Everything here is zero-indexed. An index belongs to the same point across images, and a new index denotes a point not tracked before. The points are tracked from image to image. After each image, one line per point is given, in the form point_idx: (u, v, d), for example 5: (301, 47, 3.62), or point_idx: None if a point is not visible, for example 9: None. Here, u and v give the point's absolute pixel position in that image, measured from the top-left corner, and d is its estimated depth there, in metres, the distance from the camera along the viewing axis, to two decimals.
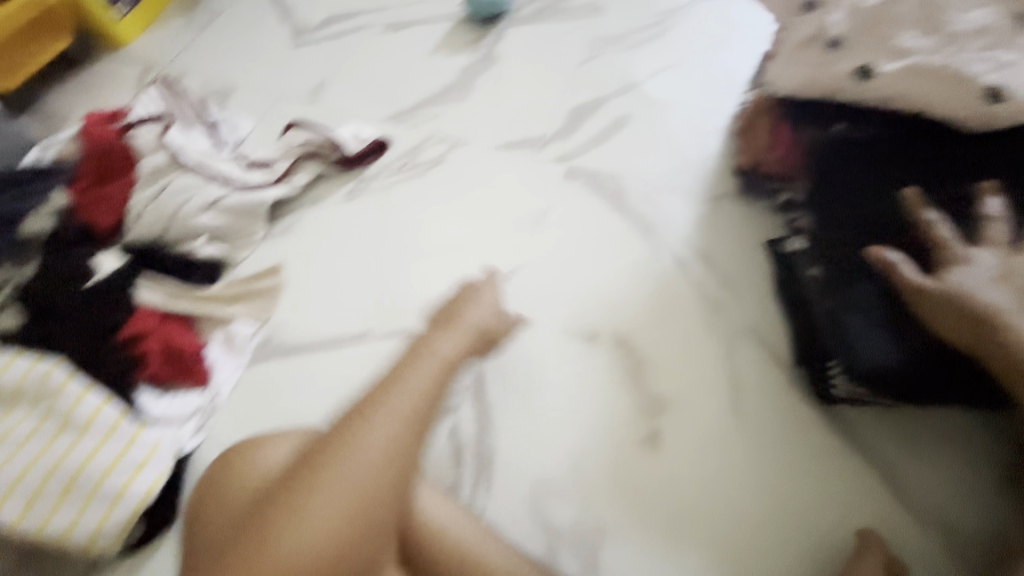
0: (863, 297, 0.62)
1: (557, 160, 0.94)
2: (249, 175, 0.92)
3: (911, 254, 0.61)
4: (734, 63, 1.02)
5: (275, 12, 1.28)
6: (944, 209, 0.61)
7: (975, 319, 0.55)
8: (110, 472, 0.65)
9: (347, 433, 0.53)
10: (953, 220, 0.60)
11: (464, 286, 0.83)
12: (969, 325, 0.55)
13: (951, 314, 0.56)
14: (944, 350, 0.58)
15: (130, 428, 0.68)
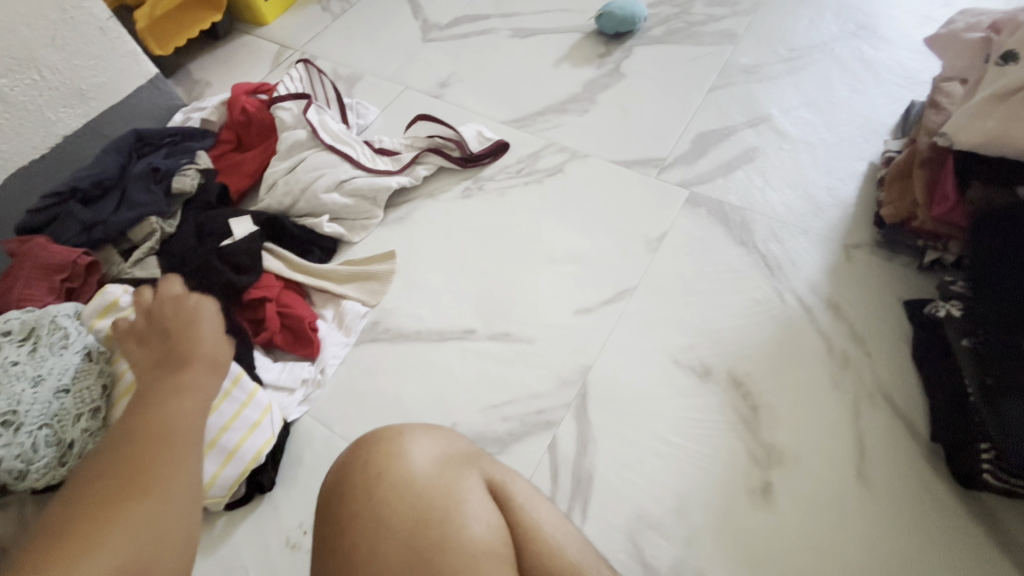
0: None
1: (678, 185, 0.92)
2: (376, 161, 0.95)
3: None
4: (878, 107, 0.97)
5: (407, 7, 1.33)
6: None
7: None
8: (227, 429, 0.66)
9: (155, 404, 0.45)
10: None
11: (573, 299, 0.82)
12: None
13: None
14: None
15: (249, 386, 0.69)
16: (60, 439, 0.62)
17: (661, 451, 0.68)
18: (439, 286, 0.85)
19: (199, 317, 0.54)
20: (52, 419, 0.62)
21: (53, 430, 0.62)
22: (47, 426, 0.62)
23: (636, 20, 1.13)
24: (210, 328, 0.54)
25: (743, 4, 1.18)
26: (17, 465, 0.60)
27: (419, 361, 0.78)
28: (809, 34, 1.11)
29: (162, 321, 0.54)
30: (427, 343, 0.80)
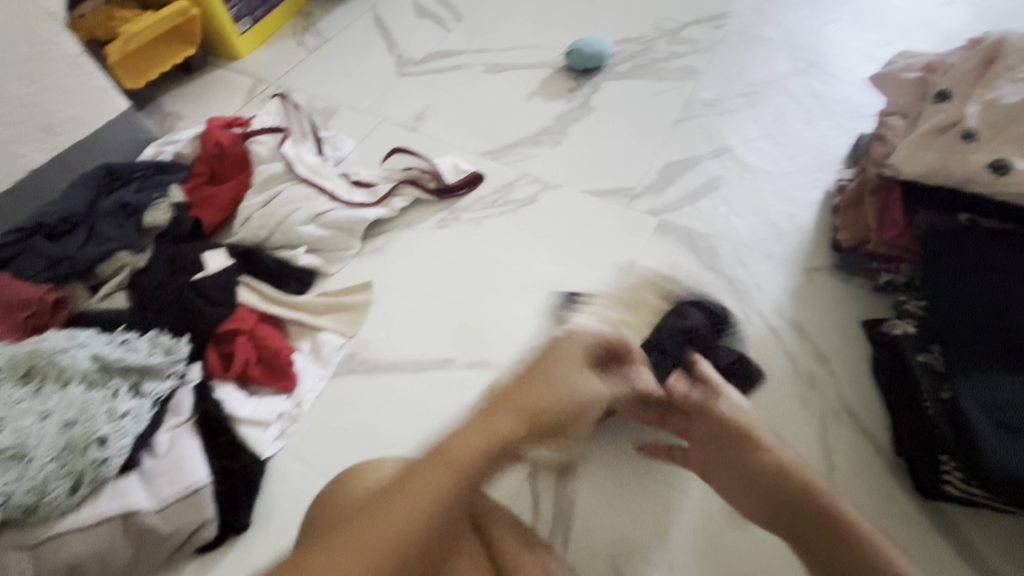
0: (1004, 388, 0.57)
1: (648, 213, 0.95)
2: (352, 193, 0.95)
3: None
4: (831, 138, 1.04)
5: (383, 43, 1.36)
6: None
7: None
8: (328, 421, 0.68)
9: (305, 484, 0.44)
10: None
11: (550, 326, 0.83)
12: None
13: None
14: None
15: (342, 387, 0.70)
16: (70, 469, 0.63)
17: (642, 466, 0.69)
18: (417, 316, 0.85)
19: None
20: (63, 451, 0.63)
21: (63, 460, 0.63)
22: (57, 458, 0.63)
23: (604, 57, 1.19)
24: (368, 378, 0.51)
25: (702, 43, 1.26)
26: (29, 499, 0.60)
27: (398, 393, 0.78)
28: (765, 70, 1.18)
29: None
30: (406, 374, 0.80)
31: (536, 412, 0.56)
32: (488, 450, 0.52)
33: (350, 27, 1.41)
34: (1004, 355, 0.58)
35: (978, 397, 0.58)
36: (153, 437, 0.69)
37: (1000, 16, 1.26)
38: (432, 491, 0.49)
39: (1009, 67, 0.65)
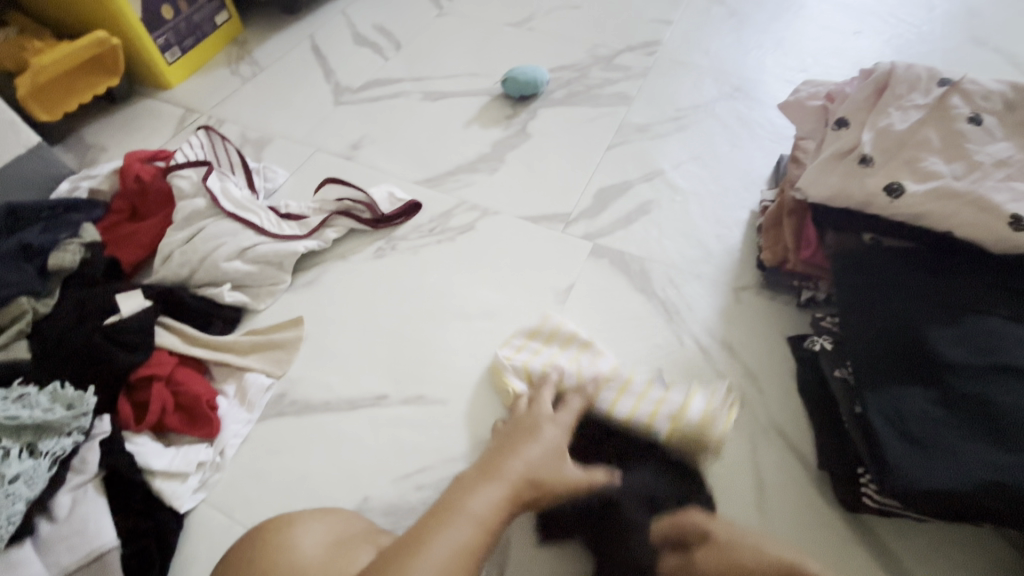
0: (908, 402, 0.59)
1: (583, 238, 0.97)
2: (282, 226, 0.93)
3: (951, 362, 0.59)
4: (755, 160, 1.08)
5: (320, 72, 1.35)
6: (980, 311, 0.61)
7: (1002, 434, 0.55)
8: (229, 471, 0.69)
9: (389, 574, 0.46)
10: (988, 326, 0.60)
11: (487, 356, 0.82)
12: (995, 437, 0.55)
13: (975, 428, 0.56)
14: (993, 467, 0.53)
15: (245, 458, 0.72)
16: None
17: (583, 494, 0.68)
18: (351, 351, 0.83)
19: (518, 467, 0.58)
20: None
21: None
22: None
23: (539, 84, 1.21)
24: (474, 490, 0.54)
25: (634, 69, 1.30)
26: None
27: (329, 434, 0.75)
28: (693, 95, 1.23)
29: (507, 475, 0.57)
30: (337, 414, 0.77)
31: (541, 478, 0.59)
32: (499, 511, 0.53)
33: (287, 56, 1.40)
34: (904, 369, 0.61)
35: (883, 411, 0.60)
36: (53, 499, 0.65)
37: (904, 42, 1.36)
38: (465, 557, 0.49)
39: (897, 96, 0.71)
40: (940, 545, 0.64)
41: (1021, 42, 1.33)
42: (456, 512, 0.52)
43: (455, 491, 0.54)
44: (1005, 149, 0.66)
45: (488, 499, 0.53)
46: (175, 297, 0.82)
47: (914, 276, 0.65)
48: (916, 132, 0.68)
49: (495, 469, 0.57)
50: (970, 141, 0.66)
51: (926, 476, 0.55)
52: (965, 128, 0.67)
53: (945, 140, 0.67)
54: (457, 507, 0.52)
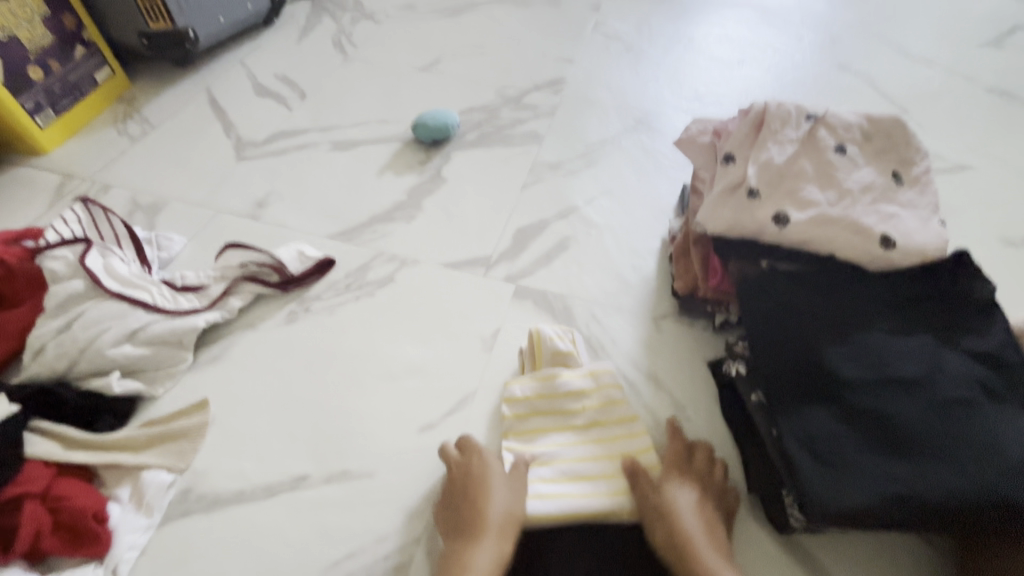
0: (817, 422, 0.62)
1: (504, 281, 0.96)
2: (178, 300, 0.85)
3: (848, 376, 0.63)
4: (662, 189, 1.13)
5: (219, 126, 1.29)
6: (866, 328, 0.66)
7: (898, 443, 0.59)
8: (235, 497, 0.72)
9: None
10: (875, 342, 0.65)
11: (413, 418, 0.79)
12: (894, 447, 0.59)
13: (876, 438, 0.60)
14: (896, 478, 0.57)
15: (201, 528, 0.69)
16: None
17: (521, 554, 0.67)
18: (266, 430, 0.77)
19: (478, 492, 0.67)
20: None
21: None
22: None
23: (449, 128, 1.22)
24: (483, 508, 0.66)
25: (542, 108, 1.34)
26: None
27: (243, 529, 0.68)
28: (599, 130, 1.28)
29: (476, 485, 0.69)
30: (251, 504, 0.70)
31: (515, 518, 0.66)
32: (500, 565, 0.62)
33: (181, 111, 1.33)
34: (808, 391, 0.64)
35: (797, 433, 0.62)
36: None
37: (781, 71, 1.50)
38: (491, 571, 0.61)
39: (773, 131, 0.76)
40: (860, 550, 0.68)
41: (877, 66, 1.50)
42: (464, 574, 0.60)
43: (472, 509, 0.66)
44: (868, 175, 0.73)
45: (486, 556, 0.62)
46: (59, 396, 0.74)
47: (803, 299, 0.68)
48: (793, 163, 0.74)
49: (479, 533, 0.64)
50: (838, 170, 0.73)
51: (841, 497, 0.57)
52: (832, 158, 0.73)
53: (819, 170, 0.73)
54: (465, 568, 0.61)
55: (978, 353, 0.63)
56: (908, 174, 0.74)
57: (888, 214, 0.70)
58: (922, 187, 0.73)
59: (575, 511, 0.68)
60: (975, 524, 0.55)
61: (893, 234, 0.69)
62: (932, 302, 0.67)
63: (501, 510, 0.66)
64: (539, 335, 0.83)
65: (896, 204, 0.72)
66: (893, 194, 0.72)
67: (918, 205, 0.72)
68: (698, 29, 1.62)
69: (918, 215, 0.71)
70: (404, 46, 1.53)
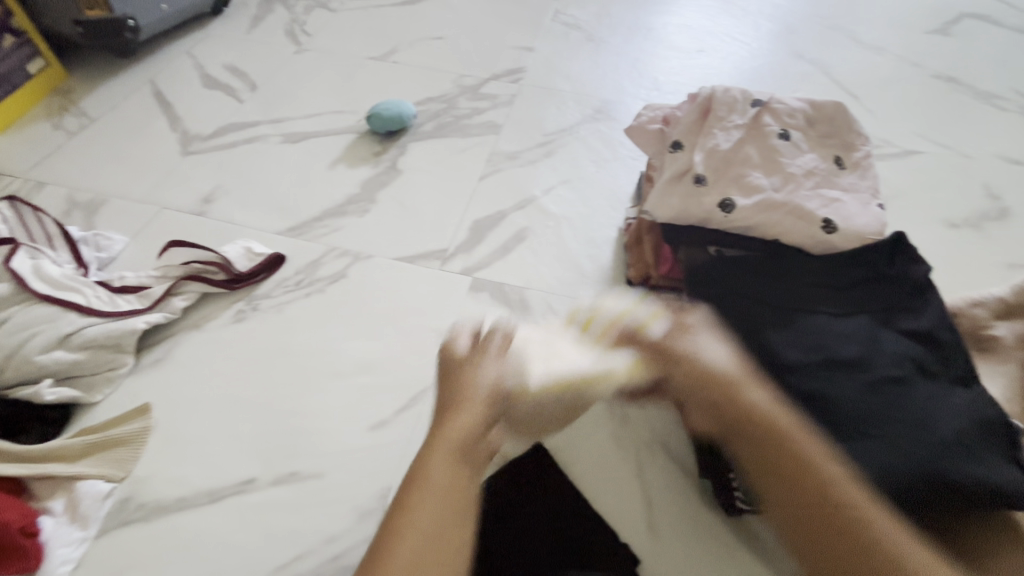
0: None
1: (461, 273, 0.95)
2: (115, 301, 0.82)
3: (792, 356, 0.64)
4: (620, 178, 1.13)
5: (163, 119, 1.23)
6: (810, 311, 0.67)
7: (839, 421, 0.60)
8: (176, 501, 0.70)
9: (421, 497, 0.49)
10: (819, 325, 0.66)
11: (366, 416, 0.77)
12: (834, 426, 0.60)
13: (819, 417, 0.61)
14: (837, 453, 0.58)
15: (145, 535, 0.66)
16: None
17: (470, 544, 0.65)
18: (211, 434, 0.75)
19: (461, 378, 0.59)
20: None
21: None
22: None
23: (405, 118, 1.19)
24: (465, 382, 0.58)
25: (501, 97, 1.32)
26: None
27: (187, 536, 0.66)
28: (558, 119, 1.27)
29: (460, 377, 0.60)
30: (195, 511, 0.68)
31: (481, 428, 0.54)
32: (469, 441, 0.53)
33: (122, 103, 1.26)
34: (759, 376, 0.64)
35: None
36: None
37: (738, 58, 1.51)
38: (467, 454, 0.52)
39: (720, 118, 0.76)
40: None
41: (831, 54, 1.52)
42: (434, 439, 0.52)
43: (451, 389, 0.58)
44: (811, 160, 0.74)
45: (449, 463, 0.51)
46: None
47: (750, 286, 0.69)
48: (739, 150, 0.74)
49: (458, 402, 0.56)
50: (783, 156, 0.74)
51: None
52: (777, 144, 0.74)
53: (763, 156, 0.74)
54: (436, 435, 0.52)
55: (915, 333, 0.65)
56: (850, 159, 0.76)
57: (830, 198, 0.72)
58: (863, 171, 0.75)
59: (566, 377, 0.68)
60: (914, 499, 0.56)
61: (835, 218, 0.70)
62: (877, 283, 0.68)
63: (486, 384, 0.59)
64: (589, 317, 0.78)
65: (838, 189, 0.73)
66: (835, 179, 0.74)
67: (859, 189, 0.73)
68: (657, 17, 1.62)
69: (860, 199, 0.73)
70: (359, 35, 1.49)
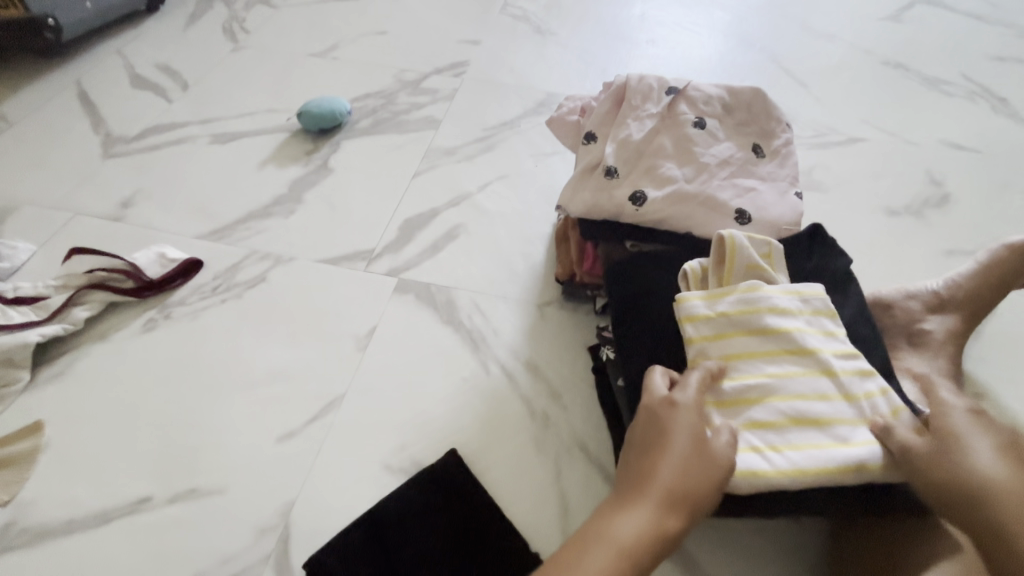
0: None
1: (386, 274, 0.92)
2: (10, 314, 0.78)
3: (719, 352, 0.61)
4: (559, 172, 1.10)
5: (87, 122, 1.19)
6: None
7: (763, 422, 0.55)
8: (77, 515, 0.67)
9: None
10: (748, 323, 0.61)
11: (273, 427, 0.74)
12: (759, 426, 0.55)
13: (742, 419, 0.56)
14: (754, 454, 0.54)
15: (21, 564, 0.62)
16: None
17: (373, 553, 0.63)
18: (107, 451, 0.71)
19: (665, 432, 0.54)
20: None
21: None
22: None
23: (338, 115, 1.15)
24: (664, 462, 0.52)
25: (442, 92, 1.29)
26: None
27: (71, 562, 0.62)
28: (499, 113, 1.24)
29: (644, 428, 0.56)
30: (82, 534, 0.64)
31: (687, 493, 0.51)
32: (646, 544, 0.49)
33: (44, 106, 1.21)
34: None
35: None
36: None
37: (688, 49, 1.48)
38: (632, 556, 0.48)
39: (634, 107, 0.73)
40: (733, 538, 0.67)
41: (782, 42, 1.51)
42: (624, 509, 0.51)
43: (649, 458, 0.53)
44: (728, 149, 0.72)
45: (634, 523, 0.50)
46: None
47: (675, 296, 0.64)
48: (652, 140, 0.71)
49: (641, 490, 0.51)
50: (697, 146, 0.71)
51: None
52: (692, 133, 0.71)
53: (678, 145, 0.71)
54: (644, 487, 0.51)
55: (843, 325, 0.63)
56: (769, 147, 0.73)
57: (746, 187, 0.69)
58: (783, 159, 0.72)
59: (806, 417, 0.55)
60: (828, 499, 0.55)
61: (749, 209, 0.68)
62: (802, 278, 0.65)
63: (686, 429, 0.54)
64: (731, 239, 0.63)
65: (755, 178, 0.70)
66: (753, 168, 0.71)
67: (777, 178, 0.71)
68: (608, 8, 1.60)
69: (777, 187, 0.70)
70: (300, 31, 1.45)
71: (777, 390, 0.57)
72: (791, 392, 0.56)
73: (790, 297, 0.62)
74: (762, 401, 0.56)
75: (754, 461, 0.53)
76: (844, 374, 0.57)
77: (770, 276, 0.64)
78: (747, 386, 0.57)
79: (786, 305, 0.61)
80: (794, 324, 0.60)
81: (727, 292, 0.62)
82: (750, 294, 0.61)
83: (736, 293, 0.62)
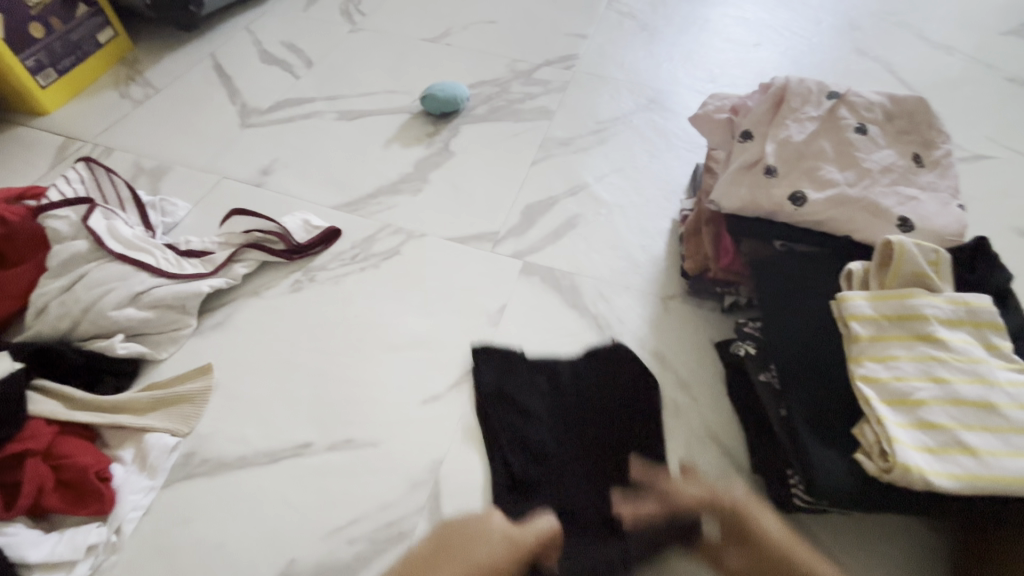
0: (825, 399, 0.61)
1: (512, 256, 0.95)
2: (183, 266, 0.85)
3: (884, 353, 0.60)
4: (674, 169, 1.12)
5: (223, 91, 1.26)
6: None
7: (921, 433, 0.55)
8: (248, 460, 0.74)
9: None
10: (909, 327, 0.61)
11: (417, 389, 0.78)
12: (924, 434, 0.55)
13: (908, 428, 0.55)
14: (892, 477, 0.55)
15: (203, 491, 0.69)
16: None
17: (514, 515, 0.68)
18: (269, 397, 0.77)
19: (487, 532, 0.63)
20: None
21: None
22: None
23: (459, 101, 1.19)
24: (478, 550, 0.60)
25: (554, 83, 1.31)
26: None
27: (246, 493, 0.69)
28: (612, 108, 1.25)
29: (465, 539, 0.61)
30: (255, 469, 0.70)
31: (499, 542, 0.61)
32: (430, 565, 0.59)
33: (186, 75, 1.30)
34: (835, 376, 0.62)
35: (805, 414, 0.61)
36: None
37: (798, 53, 1.46)
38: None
39: (793, 109, 0.75)
40: (867, 536, 0.67)
41: (897, 52, 1.47)
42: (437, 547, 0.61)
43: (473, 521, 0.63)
44: (888, 156, 0.72)
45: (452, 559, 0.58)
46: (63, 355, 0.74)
47: (835, 295, 0.65)
48: (812, 143, 0.73)
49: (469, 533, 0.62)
50: (859, 151, 0.72)
51: (844, 476, 0.56)
52: (854, 138, 0.73)
53: (838, 151, 0.72)
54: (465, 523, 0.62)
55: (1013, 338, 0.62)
56: (929, 157, 0.73)
57: (908, 196, 0.69)
58: (944, 169, 0.72)
59: (972, 425, 0.54)
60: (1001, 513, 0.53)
61: (912, 217, 0.68)
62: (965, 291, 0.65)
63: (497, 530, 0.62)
64: (900, 245, 0.63)
65: (915, 187, 0.70)
66: (914, 176, 0.71)
67: (939, 188, 0.71)
68: (713, 9, 1.58)
69: (939, 198, 0.70)
70: (413, 16, 1.50)
71: (945, 396, 0.56)
72: (959, 398, 0.56)
73: (955, 307, 0.61)
74: (929, 403, 0.56)
75: (918, 460, 0.53)
76: (1013, 386, 0.56)
77: (936, 283, 0.64)
78: (911, 388, 0.57)
79: (950, 315, 0.61)
80: (952, 335, 0.60)
81: (893, 294, 0.62)
82: (911, 298, 0.62)
83: (900, 296, 0.62)
